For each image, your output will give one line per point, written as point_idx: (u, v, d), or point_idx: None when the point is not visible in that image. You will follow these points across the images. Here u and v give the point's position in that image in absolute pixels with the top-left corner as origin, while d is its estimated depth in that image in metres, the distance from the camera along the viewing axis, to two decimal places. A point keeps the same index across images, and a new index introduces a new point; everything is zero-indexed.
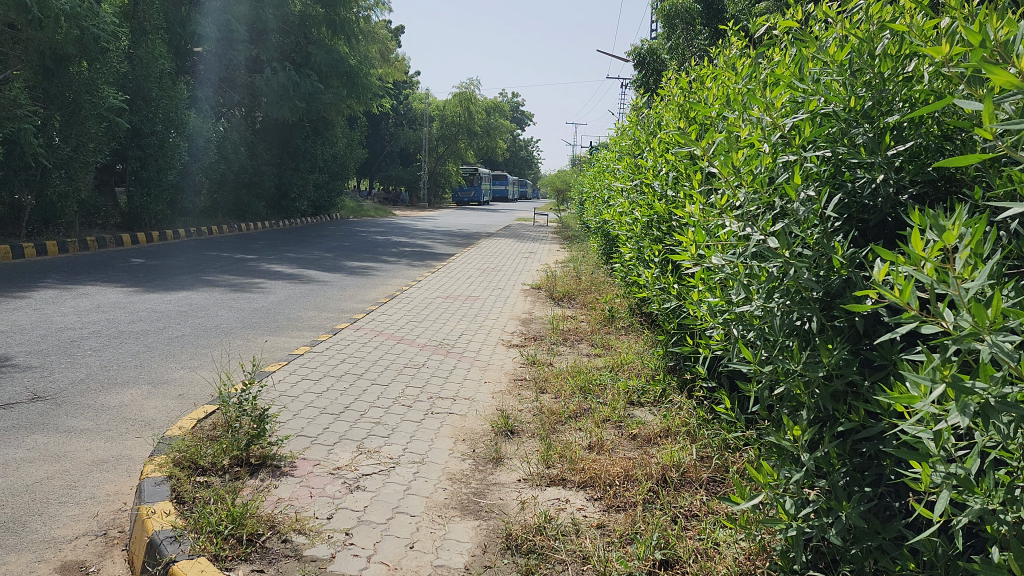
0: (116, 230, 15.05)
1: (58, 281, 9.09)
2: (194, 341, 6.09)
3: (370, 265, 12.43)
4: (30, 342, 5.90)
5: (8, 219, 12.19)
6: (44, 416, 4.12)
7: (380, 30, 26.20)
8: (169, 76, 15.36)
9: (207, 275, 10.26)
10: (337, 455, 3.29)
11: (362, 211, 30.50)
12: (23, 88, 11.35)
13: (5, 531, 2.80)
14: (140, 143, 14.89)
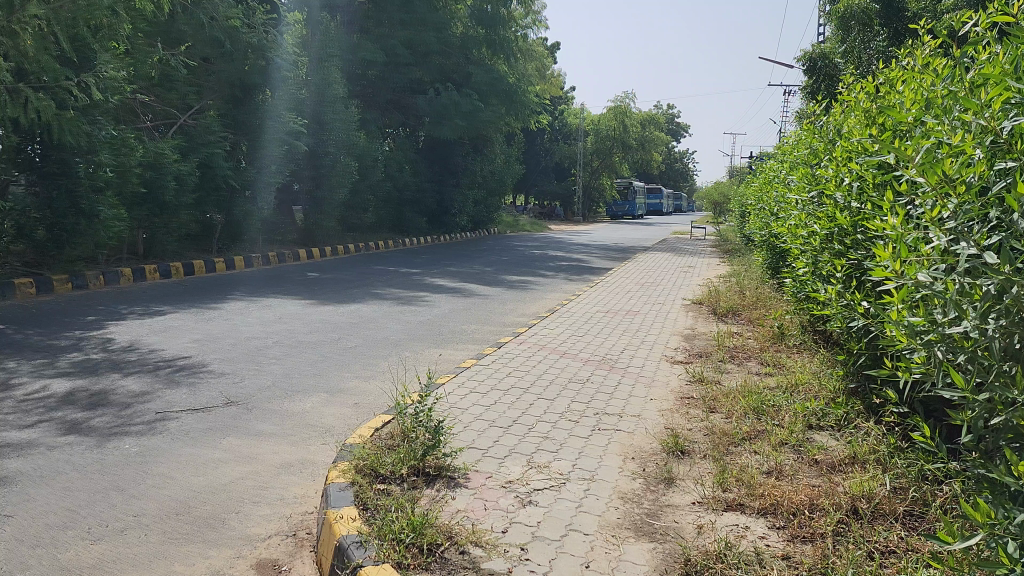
0: (292, 245, 16.07)
1: (244, 293, 9.80)
2: (366, 352, 6.38)
3: (528, 279, 12.57)
4: (222, 349, 6.38)
5: (201, 236, 13.29)
6: (237, 419, 4.43)
7: (538, 48, 26.65)
8: (342, 101, 16.33)
9: (376, 289, 10.75)
10: (508, 469, 3.32)
11: (518, 226, 30.94)
12: (215, 116, 12.45)
13: (207, 526, 3.02)
14: (315, 164, 15.84)
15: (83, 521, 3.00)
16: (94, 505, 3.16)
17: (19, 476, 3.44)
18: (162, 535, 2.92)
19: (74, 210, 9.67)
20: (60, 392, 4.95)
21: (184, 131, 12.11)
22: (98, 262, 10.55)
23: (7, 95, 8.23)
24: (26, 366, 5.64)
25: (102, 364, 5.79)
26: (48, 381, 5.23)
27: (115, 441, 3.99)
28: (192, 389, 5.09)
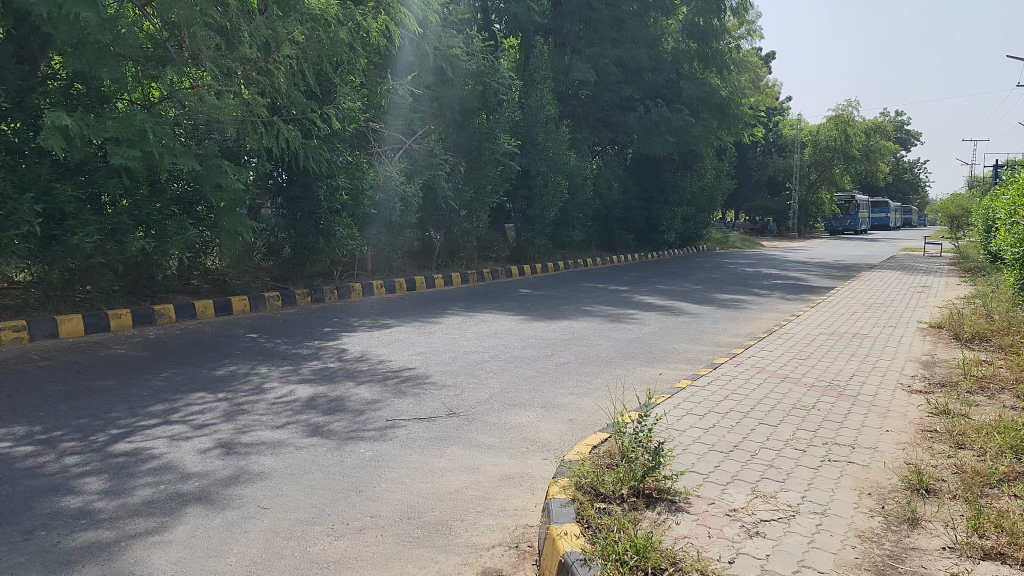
0: (505, 262, 16.63)
1: (462, 309, 10.24)
2: (579, 369, 6.43)
3: (741, 298, 12.14)
4: (444, 362, 6.71)
5: (422, 254, 14.08)
6: (460, 430, 4.64)
7: (753, 59, 25.79)
8: (553, 122, 16.73)
9: (585, 306, 10.84)
10: (732, 496, 3.20)
11: (728, 242, 30.01)
12: (437, 141, 13.20)
13: (436, 532, 3.16)
14: (528, 183, 16.29)
15: (327, 518, 3.25)
16: (336, 504, 3.42)
17: (272, 472, 3.80)
18: (396, 536, 3.10)
19: (316, 230, 10.59)
20: (303, 397, 5.42)
21: (409, 155, 12.89)
22: (333, 278, 11.49)
23: (264, 128, 9.13)
24: (276, 372, 6.24)
25: (339, 372, 6.29)
26: (294, 386, 5.74)
27: (352, 444, 4.31)
28: (418, 399, 5.39)
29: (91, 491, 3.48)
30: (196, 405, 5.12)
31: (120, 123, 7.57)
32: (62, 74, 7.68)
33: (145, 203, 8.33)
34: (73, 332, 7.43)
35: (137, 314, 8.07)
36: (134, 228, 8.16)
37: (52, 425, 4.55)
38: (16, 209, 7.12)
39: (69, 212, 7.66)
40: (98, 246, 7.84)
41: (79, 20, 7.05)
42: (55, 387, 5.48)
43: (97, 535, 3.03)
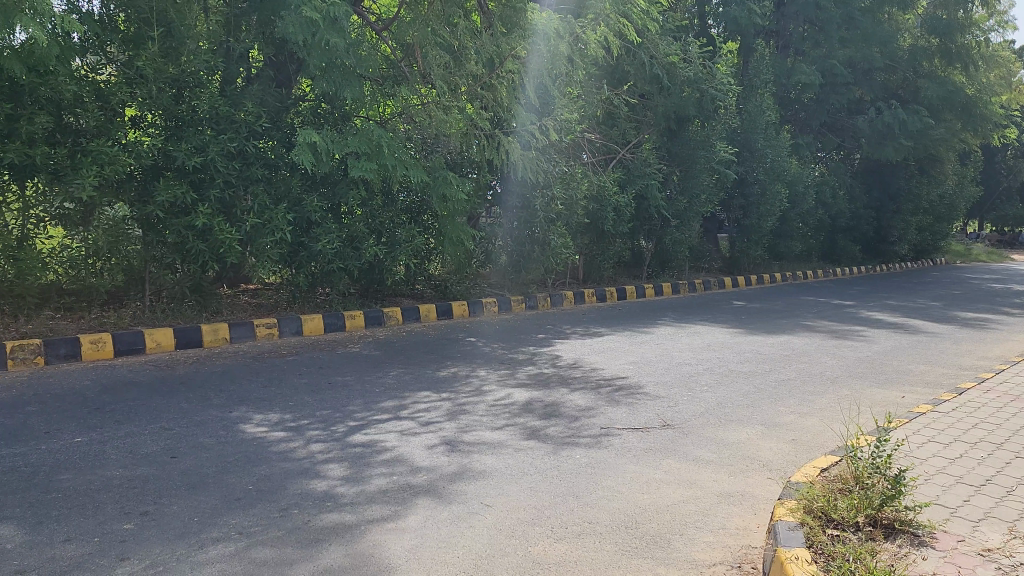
0: (718, 273, 16.19)
1: (674, 320, 10.07)
2: (801, 387, 6.10)
3: (987, 317, 10.97)
4: (657, 373, 6.63)
5: (633, 264, 14.07)
6: (675, 443, 4.56)
7: (1005, 52, 23.27)
8: (773, 128, 16.10)
9: (805, 320, 10.31)
10: (985, 534, 2.91)
11: (970, 254, 27.26)
12: (652, 150, 13.09)
13: (654, 543, 3.14)
14: (744, 191, 15.73)
15: (546, 520, 3.33)
16: (555, 507, 3.49)
17: (494, 472, 3.95)
18: (615, 544, 3.11)
19: (532, 239, 10.94)
20: (521, 400, 5.59)
21: (624, 164, 12.84)
22: (547, 285, 11.74)
23: (485, 140, 9.52)
24: (494, 375, 6.48)
25: (553, 377, 6.41)
26: (511, 390, 5.93)
27: (568, 449, 4.38)
28: (632, 408, 5.37)
29: (334, 477, 3.80)
30: (422, 403, 5.43)
31: (360, 139, 8.22)
32: (312, 96, 8.34)
33: (379, 213, 8.96)
34: (314, 331, 8.15)
35: (370, 316, 8.71)
36: (369, 236, 8.84)
37: (299, 414, 5.02)
38: (272, 219, 7.92)
39: (315, 222, 8.40)
40: (338, 252, 8.55)
41: (329, 46, 7.75)
42: (302, 380, 6.03)
43: (340, 517, 3.30)
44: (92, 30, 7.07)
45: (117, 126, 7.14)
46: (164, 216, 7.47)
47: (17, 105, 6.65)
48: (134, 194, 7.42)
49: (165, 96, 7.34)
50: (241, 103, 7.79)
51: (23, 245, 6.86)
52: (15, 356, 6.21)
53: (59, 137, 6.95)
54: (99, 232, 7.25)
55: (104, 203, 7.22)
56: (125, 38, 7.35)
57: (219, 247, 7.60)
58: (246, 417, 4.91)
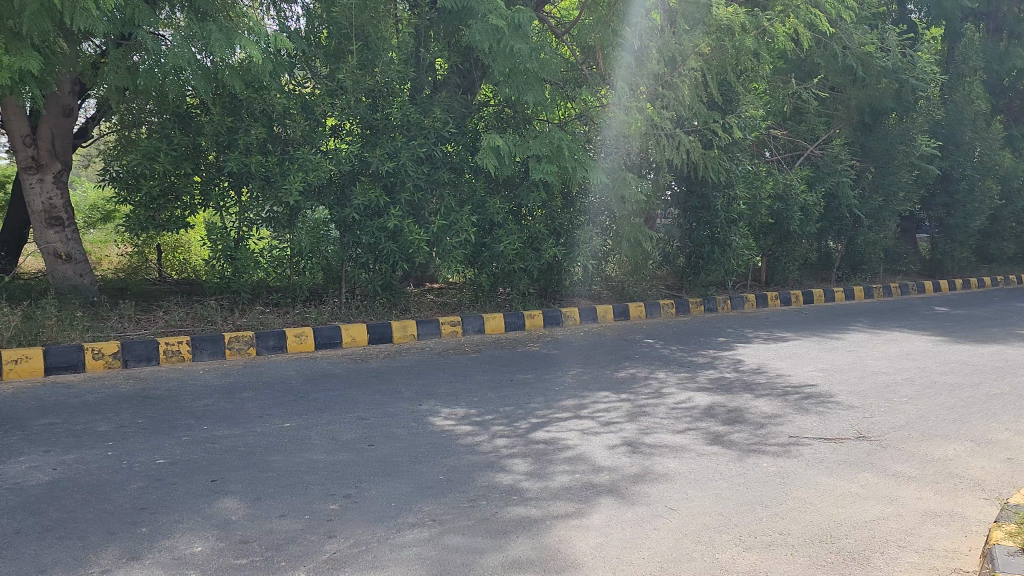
0: (917, 276, 15.07)
1: (867, 325, 9.48)
2: (1019, 402, 5.55)
3: None
4: (850, 382, 6.26)
5: (821, 266, 13.38)
6: (872, 456, 4.30)
7: None
8: (984, 118, 14.76)
9: (1020, 329, 9.38)
10: None
11: None
12: (844, 146, 12.40)
13: (851, 560, 2.98)
14: (948, 187, 14.54)
15: (734, 527, 3.25)
16: (743, 515, 3.39)
17: (677, 475, 3.89)
18: (808, 558, 2.98)
19: (712, 241, 10.60)
20: (703, 405, 5.47)
21: (812, 162, 12.22)
22: (727, 288, 11.42)
23: (667, 139, 9.40)
24: (674, 378, 6.38)
25: (737, 383, 6.22)
26: (692, 393, 5.82)
27: (755, 457, 4.24)
28: (823, 418, 5.11)
29: (519, 471, 3.90)
30: (602, 403, 5.45)
31: (542, 141, 8.33)
32: (495, 100, 8.59)
33: (559, 214, 9.07)
34: (496, 329, 8.39)
35: (548, 315, 8.84)
36: (549, 236, 8.98)
37: (484, 409, 5.19)
38: (457, 220, 8.21)
39: (497, 223, 8.62)
40: (519, 253, 8.74)
41: (513, 51, 7.92)
42: (486, 377, 6.23)
43: (526, 511, 3.38)
44: (299, 48, 7.70)
45: (320, 135, 7.71)
46: (361, 219, 7.94)
47: (237, 118, 7.48)
48: (333, 198, 7.95)
49: (362, 106, 7.79)
50: (430, 110, 8.13)
51: (239, 244, 7.66)
52: (232, 346, 6.85)
53: (270, 146, 7.60)
54: (303, 232, 7.77)
55: (307, 207, 7.73)
56: (328, 52, 7.88)
57: (408, 248, 7.99)
58: (435, 410, 5.13)
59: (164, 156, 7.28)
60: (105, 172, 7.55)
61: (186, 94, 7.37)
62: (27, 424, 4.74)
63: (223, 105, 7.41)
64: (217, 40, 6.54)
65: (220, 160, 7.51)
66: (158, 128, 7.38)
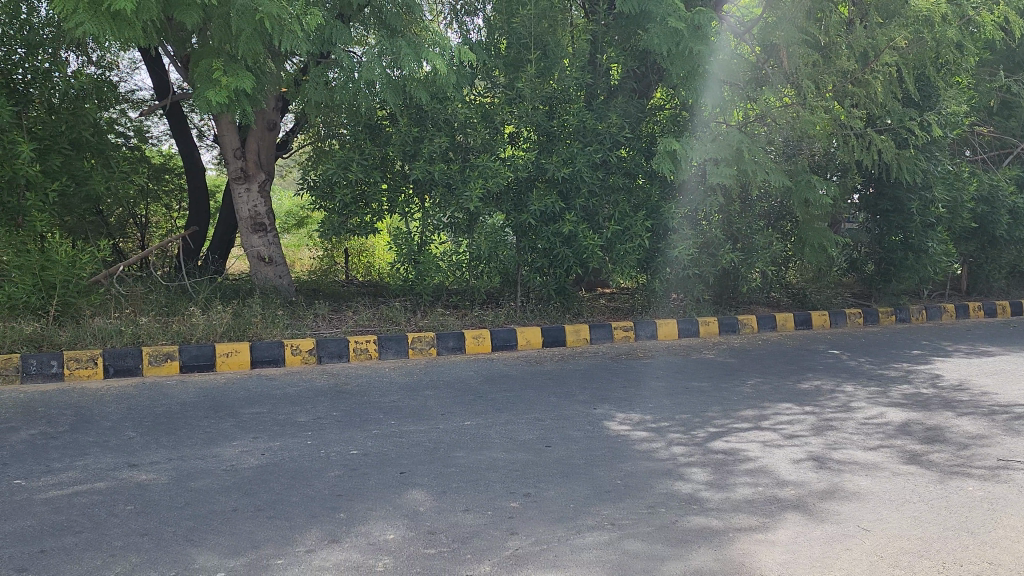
0: None
1: None
2: None
3: None
4: None
5: None
6: None
7: None
8: None
9: None
10: None
11: None
12: None
13: None
14: None
15: (937, 553, 3.03)
16: (945, 540, 3.16)
17: (870, 494, 3.68)
18: None
19: (904, 246, 9.92)
20: (896, 421, 5.14)
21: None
22: (921, 297, 10.65)
23: (855, 139, 8.90)
24: (863, 392, 6.02)
25: (935, 399, 5.78)
26: (884, 408, 5.47)
27: (958, 480, 3.93)
28: None
29: (698, 481, 3.83)
30: (785, 415, 5.24)
31: (720, 144, 8.10)
32: (673, 103, 8.49)
33: (736, 219, 8.79)
34: (669, 335, 8.30)
35: (724, 322, 8.61)
36: (727, 242, 8.71)
37: (660, 416, 5.14)
38: (632, 225, 8.16)
39: (673, 228, 8.50)
40: (694, 259, 8.57)
41: (692, 54, 7.80)
42: (660, 383, 6.15)
43: (706, 521, 3.32)
44: (481, 59, 7.94)
45: (498, 143, 7.91)
46: (537, 224, 8.07)
47: (422, 128, 7.84)
48: (510, 205, 8.12)
49: (539, 114, 7.92)
50: (605, 115, 8.15)
51: (422, 249, 8.04)
52: (415, 346, 7.20)
53: (452, 155, 7.89)
54: (481, 238, 7.96)
55: (485, 213, 7.96)
56: (508, 62, 8.07)
57: (582, 253, 8.06)
58: (610, 415, 5.15)
59: (356, 165, 7.75)
60: (304, 182, 8.14)
61: (377, 107, 7.80)
62: (237, 412, 5.20)
63: (410, 116, 7.80)
64: (406, 55, 6.94)
65: (406, 169, 7.90)
66: (352, 140, 7.87)
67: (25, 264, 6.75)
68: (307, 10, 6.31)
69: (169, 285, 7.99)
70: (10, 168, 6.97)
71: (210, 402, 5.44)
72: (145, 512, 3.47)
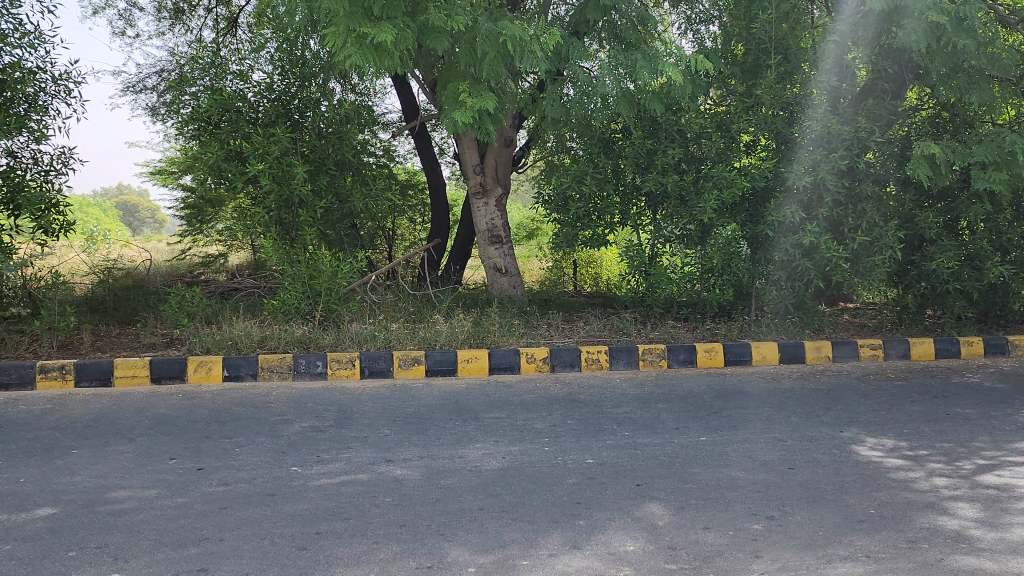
0: None
1: None
2: None
3: None
4: None
5: None
6: None
7: None
8: None
9: None
10: None
11: None
12: None
13: None
14: None
15: None
16: None
17: None
18: None
19: None
20: None
21: None
22: None
23: None
24: None
25: None
26: None
27: None
28: None
29: (966, 517, 3.49)
30: None
31: (989, 146, 7.31)
32: (931, 104, 7.86)
33: (1007, 229, 7.83)
34: (925, 355, 7.63)
35: (990, 343, 7.77)
36: (994, 253, 7.84)
37: (917, 443, 4.74)
38: (882, 236, 7.60)
39: (930, 239, 7.82)
40: (954, 272, 7.80)
41: (956, 50, 7.15)
42: (916, 407, 5.67)
43: (978, 563, 3.02)
44: (717, 67, 7.69)
45: (736, 154, 7.68)
46: (775, 235, 7.77)
47: (655, 140, 7.78)
48: (745, 216, 7.89)
49: (779, 121, 7.56)
50: (853, 119, 7.66)
51: (653, 260, 8.02)
52: (646, 358, 7.19)
53: (687, 165, 7.79)
54: (714, 251, 7.82)
55: (720, 225, 7.75)
56: (747, 69, 7.79)
57: (825, 265, 7.62)
58: (859, 439, 4.83)
59: (590, 179, 7.86)
60: (538, 196, 8.39)
61: (610, 120, 7.87)
62: (478, 416, 5.47)
63: (644, 128, 7.77)
64: (642, 67, 6.98)
65: (638, 182, 7.87)
66: (585, 154, 7.98)
67: (297, 274, 7.59)
68: (545, 30, 6.62)
69: (414, 294, 8.49)
70: (288, 188, 7.87)
71: (454, 405, 5.77)
72: (402, 505, 3.75)
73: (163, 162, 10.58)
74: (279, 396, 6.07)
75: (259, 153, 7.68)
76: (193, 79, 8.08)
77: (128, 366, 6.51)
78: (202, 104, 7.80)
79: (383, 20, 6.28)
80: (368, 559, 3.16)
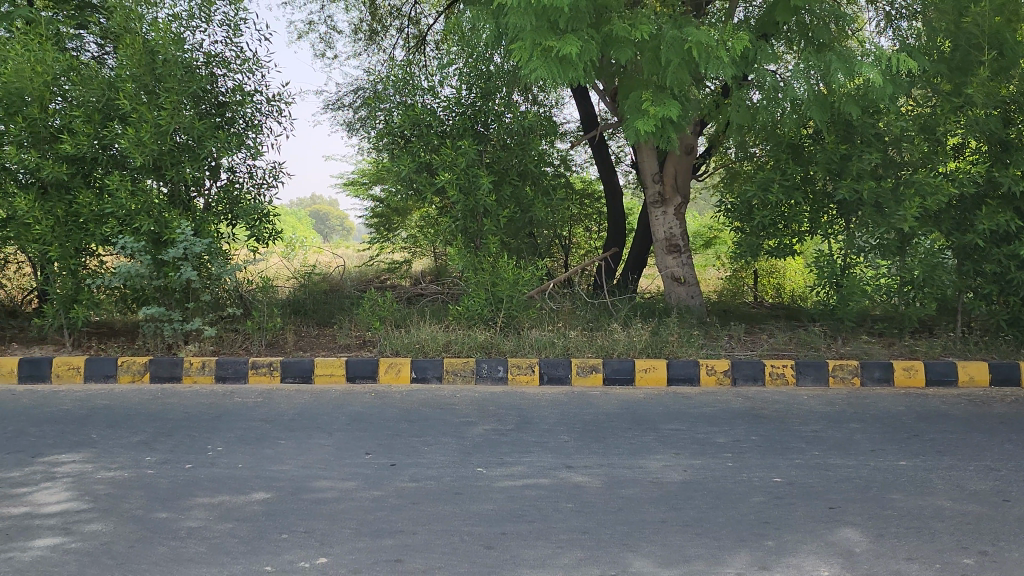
0: None
1: None
2: None
3: None
4: None
5: None
6: None
7: None
8: None
9: None
10: None
11: None
12: None
13: None
14: None
15: None
16: None
17: None
18: None
19: None
20: None
21: None
22: None
23: None
24: None
25: None
26: None
27: None
28: None
29: None
30: None
31: None
32: None
33: None
34: None
35: None
36: None
37: None
38: None
39: None
40: None
41: None
42: None
43: None
44: (919, 68, 7.18)
45: (942, 157, 7.13)
46: (985, 245, 7.20)
47: (850, 145, 7.44)
48: (952, 224, 7.32)
49: (994, 121, 6.92)
50: None
51: (846, 271, 7.53)
52: (836, 374, 6.83)
53: (884, 172, 7.32)
54: (915, 262, 7.31)
55: (921, 235, 7.28)
56: (957, 66, 7.19)
57: None
58: None
59: (777, 186, 7.52)
60: (720, 203, 8.20)
61: (801, 125, 7.60)
62: (658, 427, 5.42)
63: (837, 133, 7.45)
64: (837, 68, 6.65)
65: (830, 189, 7.55)
66: (772, 160, 7.70)
67: (479, 281, 7.83)
68: (731, 35, 6.47)
69: (591, 301, 8.51)
70: (473, 199, 8.16)
71: (632, 415, 5.75)
72: (584, 511, 3.79)
73: (356, 174, 11.28)
74: (462, 399, 6.30)
75: (447, 165, 8.03)
76: (386, 96, 8.46)
77: (326, 365, 6.99)
78: (395, 120, 8.23)
79: (567, 33, 6.37)
80: (552, 563, 3.21)
